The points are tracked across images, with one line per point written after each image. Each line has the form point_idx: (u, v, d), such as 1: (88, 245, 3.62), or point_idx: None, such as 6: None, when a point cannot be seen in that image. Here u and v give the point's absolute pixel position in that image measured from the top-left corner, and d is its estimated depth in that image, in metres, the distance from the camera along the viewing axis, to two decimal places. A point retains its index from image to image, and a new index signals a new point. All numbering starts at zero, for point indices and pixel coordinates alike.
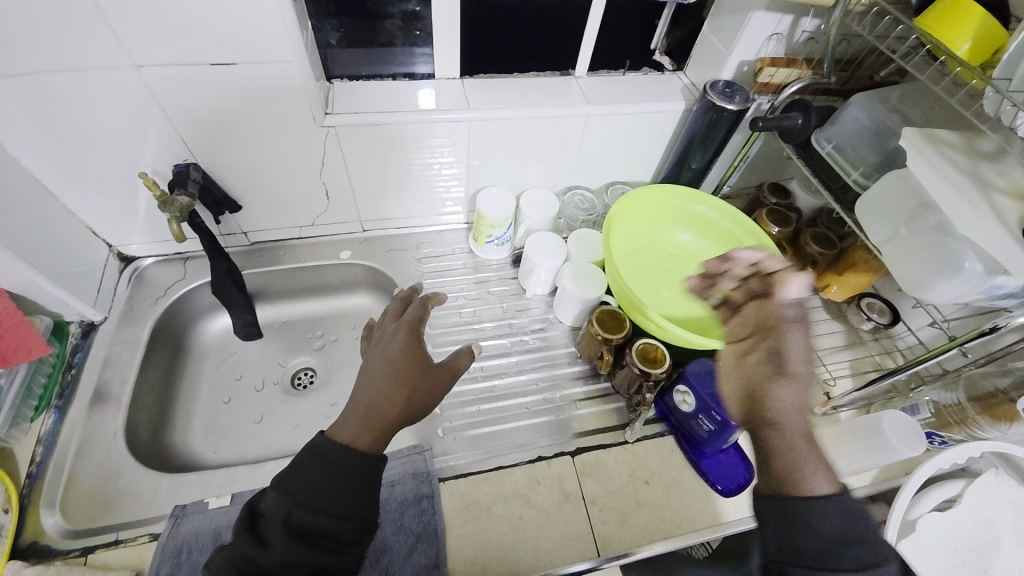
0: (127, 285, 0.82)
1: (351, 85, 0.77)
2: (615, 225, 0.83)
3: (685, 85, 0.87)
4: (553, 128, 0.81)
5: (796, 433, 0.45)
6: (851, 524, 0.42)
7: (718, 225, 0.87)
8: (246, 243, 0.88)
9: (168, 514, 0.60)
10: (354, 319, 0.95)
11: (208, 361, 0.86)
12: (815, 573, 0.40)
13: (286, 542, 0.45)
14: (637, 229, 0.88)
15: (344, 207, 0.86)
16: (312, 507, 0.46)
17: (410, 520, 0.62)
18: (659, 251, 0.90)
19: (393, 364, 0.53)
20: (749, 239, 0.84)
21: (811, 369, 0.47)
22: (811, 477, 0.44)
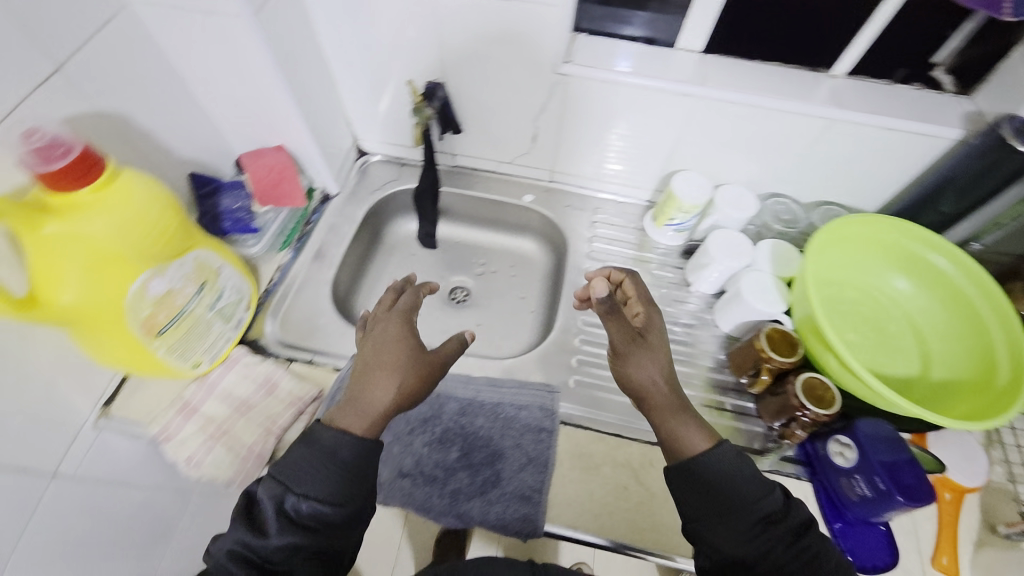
0: (357, 172, 0.98)
1: (593, 39, 0.79)
2: (822, 246, 0.76)
3: (969, 112, 0.72)
4: (784, 124, 0.75)
5: (657, 402, 0.53)
6: (733, 466, 0.48)
7: (951, 283, 0.74)
8: (450, 164, 0.99)
9: (349, 358, 0.75)
10: (514, 258, 1.02)
11: (393, 254, 1.01)
12: (721, 512, 0.47)
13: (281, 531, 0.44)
14: (844, 259, 0.79)
15: (542, 153, 0.92)
16: (311, 499, 0.46)
17: (528, 444, 0.69)
18: (858, 290, 0.79)
19: (384, 352, 0.53)
20: (990, 310, 0.70)
21: (636, 341, 0.55)
22: (686, 435, 0.51)
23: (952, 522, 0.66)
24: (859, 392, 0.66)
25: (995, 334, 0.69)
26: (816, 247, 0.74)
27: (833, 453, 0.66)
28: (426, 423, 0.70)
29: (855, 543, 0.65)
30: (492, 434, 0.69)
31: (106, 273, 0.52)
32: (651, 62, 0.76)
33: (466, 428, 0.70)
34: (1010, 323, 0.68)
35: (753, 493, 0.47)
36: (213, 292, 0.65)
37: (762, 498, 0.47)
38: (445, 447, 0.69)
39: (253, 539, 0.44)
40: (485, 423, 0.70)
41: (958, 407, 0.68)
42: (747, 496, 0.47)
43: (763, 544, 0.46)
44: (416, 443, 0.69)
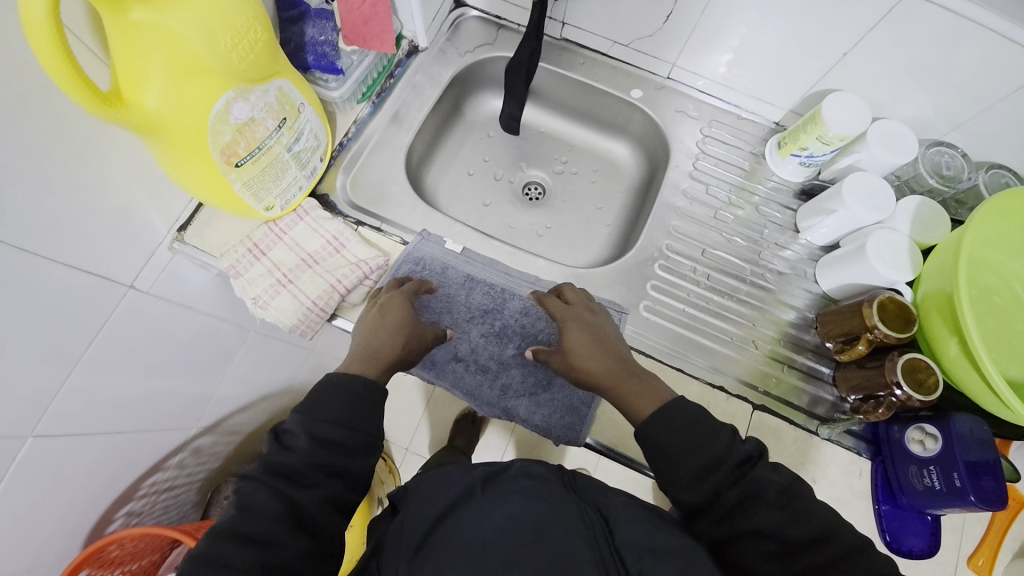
0: (450, 27, 0.86)
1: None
2: (983, 216, 0.64)
3: None
4: (1005, 50, 0.58)
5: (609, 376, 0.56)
6: (674, 418, 0.48)
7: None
8: (556, 35, 0.85)
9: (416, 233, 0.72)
10: (600, 162, 0.92)
11: (471, 132, 0.92)
12: (672, 465, 0.47)
13: (305, 451, 0.45)
14: (995, 239, 0.67)
15: (670, 41, 0.77)
16: (332, 425, 0.46)
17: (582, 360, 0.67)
18: (1004, 281, 0.67)
19: (391, 317, 0.58)
20: None
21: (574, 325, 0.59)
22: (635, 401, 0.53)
23: (1003, 528, 0.63)
24: (968, 383, 0.59)
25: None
26: (979, 214, 0.62)
27: (910, 440, 0.61)
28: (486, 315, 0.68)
29: (899, 526, 0.63)
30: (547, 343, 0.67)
31: (192, 84, 0.47)
32: None
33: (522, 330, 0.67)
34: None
35: (702, 434, 0.47)
36: (292, 133, 0.60)
37: (713, 442, 0.46)
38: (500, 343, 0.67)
39: (279, 457, 0.45)
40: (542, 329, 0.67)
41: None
42: (691, 441, 0.47)
43: (713, 486, 0.45)
44: (473, 332, 0.68)
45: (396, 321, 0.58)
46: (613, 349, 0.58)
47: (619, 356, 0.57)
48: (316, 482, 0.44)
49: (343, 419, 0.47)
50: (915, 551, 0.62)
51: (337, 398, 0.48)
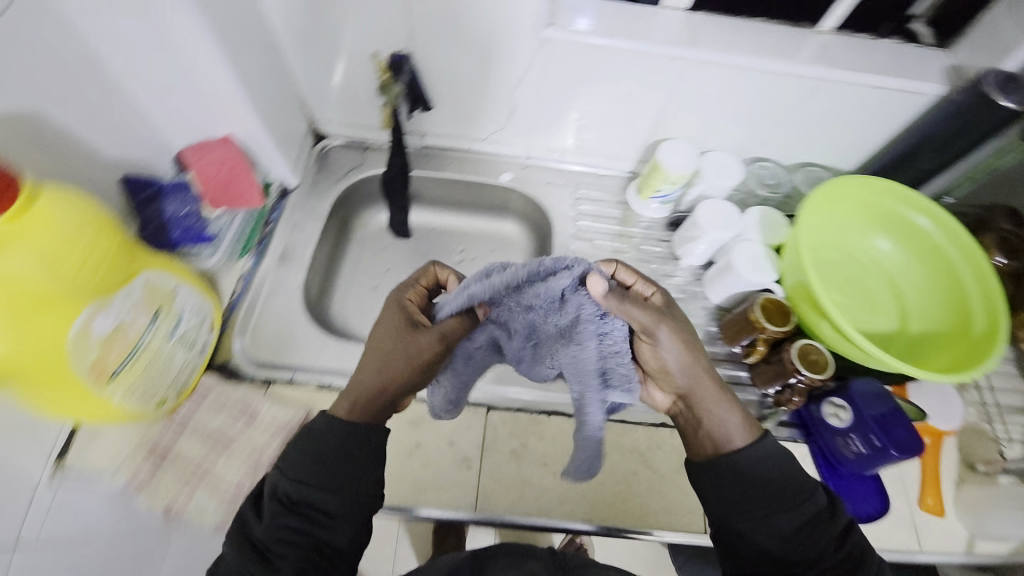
0: (316, 159, 0.89)
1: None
2: (811, 211, 0.75)
3: (946, 67, 0.71)
4: (772, 87, 0.72)
5: (702, 389, 0.53)
6: (781, 467, 0.50)
7: (929, 239, 0.75)
8: (420, 144, 0.91)
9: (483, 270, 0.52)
10: (494, 242, 0.97)
11: (364, 248, 0.94)
12: (773, 510, 0.48)
13: (277, 509, 0.47)
14: (831, 220, 0.79)
15: (521, 128, 0.86)
16: (305, 481, 0.48)
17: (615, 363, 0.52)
18: (848, 253, 0.80)
19: (393, 349, 0.52)
20: (968, 270, 0.72)
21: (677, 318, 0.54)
22: (732, 432, 0.52)
23: (934, 461, 0.70)
24: (849, 353, 0.69)
25: (972, 288, 0.72)
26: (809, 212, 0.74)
27: (828, 415, 0.68)
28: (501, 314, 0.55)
29: (850, 495, 0.68)
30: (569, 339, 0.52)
31: (43, 319, 0.45)
32: (641, 23, 0.70)
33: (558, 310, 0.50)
34: (983, 272, 0.71)
35: (795, 491, 0.49)
36: (170, 318, 0.57)
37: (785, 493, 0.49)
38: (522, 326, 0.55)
39: (251, 522, 0.47)
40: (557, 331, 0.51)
41: (937, 359, 0.71)
42: (789, 493, 0.48)
43: (804, 543, 0.47)
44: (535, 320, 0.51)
45: (389, 349, 0.52)
46: (696, 360, 0.52)
47: (701, 370, 0.52)
48: (282, 551, 0.45)
49: (320, 480, 0.48)
50: (874, 514, 0.67)
51: (307, 449, 0.49)
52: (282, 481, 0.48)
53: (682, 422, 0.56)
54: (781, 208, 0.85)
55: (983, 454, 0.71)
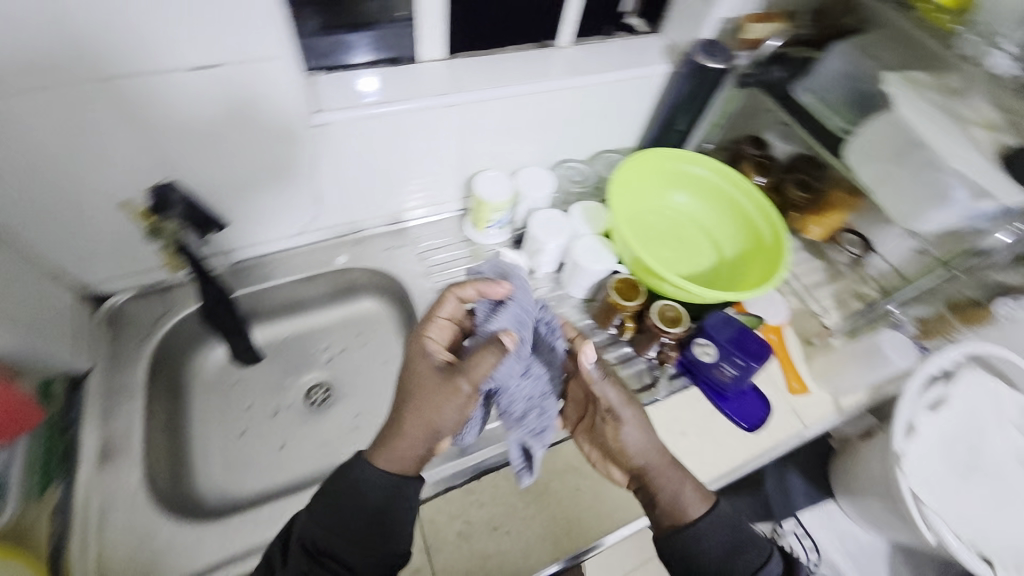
0: (104, 326, 0.74)
1: (333, 75, 0.70)
2: (615, 195, 0.85)
3: (664, 47, 0.84)
4: (542, 103, 0.80)
5: (658, 463, 0.58)
6: (733, 537, 0.53)
7: (709, 181, 0.90)
8: (231, 261, 0.82)
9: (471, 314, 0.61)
10: (358, 325, 0.92)
11: (213, 395, 0.83)
12: None
13: (299, 560, 0.49)
14: (637, 195, 0.90)
15: (334, 210, 0.81)
16: (341, 539, 0.49)
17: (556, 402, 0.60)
18: (659, 214, 0.92)
19: (421, 383, 0.53)
20: (743, 196, 0.87)
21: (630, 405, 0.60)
22: (688, 502, 0.56)
23: (784, 352, 0.84)
24: (693, 299, 0.79)
25: (752, 207, 0.87)
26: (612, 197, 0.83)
27: (699, 354, 0.76)
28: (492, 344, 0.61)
29: (743, 410, 0.78)
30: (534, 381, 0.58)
31: None
32: (406, 82, 0.71)
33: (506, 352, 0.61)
34: (752, 193, 0.86)
35: (748, 559, 0.52)
36: None
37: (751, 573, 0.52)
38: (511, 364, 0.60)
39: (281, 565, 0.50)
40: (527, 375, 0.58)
41: (753, 273, 0.84)
42: (742, 565, 0.52)
43: None
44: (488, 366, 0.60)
45: (421, 387, 0.53)
46: (650, 440, 0.59)
47: (655, 449, 0.58)
48: None
49: (351, 536, 0.50)
50: (764, 417, 0.78)
51: (342, 502, 0.51)
52: (313, 537, 0.50)
53: (642, 497, 0.60)
54: (597, 195, 0.95)
55: (812, 327, 0.88)
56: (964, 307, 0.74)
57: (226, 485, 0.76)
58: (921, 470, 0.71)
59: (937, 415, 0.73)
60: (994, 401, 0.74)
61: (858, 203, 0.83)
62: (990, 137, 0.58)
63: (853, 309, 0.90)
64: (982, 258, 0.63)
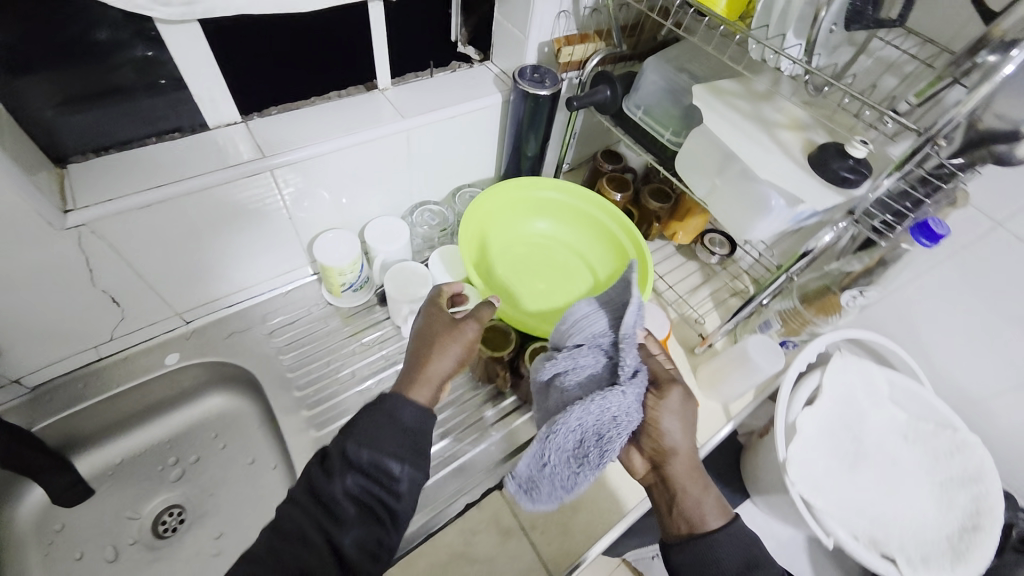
0: None
1: (102, 159, 0.59)
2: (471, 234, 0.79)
3: (496, 74, 0.82)
4: (372, 152, 0.72)
5: (689, 465, 0.52)
6: (747, 553, 0.50)
7: (566, 203, 0.87)
8: (25, 390, 0.67)
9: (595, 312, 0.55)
10: (214, 425, 0.80)
11: (30, 552, 0.68)
12: None
13: (347, 474, 0.47)
14: (496, 230, 0.85)
15: (148, 307, 0.69)
16: (374, 456, 0.47)
17: (615, 448, 0.50)
18: (524, 245, 0.87)
19: (426, 330, 0.57)
20: (601, 213, 0.85)
21: (682, 399, 0.52)
22: (710, 512, 0.51)
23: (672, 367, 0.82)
24: None
25: (612, 223, 0.85)
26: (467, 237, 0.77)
27: None
28: (593, 348, 0.53)
29: None
30: (591, 417, 0.49)
31: None
32: (196, 156, 0.62)
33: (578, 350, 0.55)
34: (610, 209, 0.84)
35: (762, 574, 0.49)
36: None
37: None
38: (593, 378, 0.52)
39: (320, 484, 0.47)
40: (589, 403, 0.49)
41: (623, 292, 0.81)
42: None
43: None
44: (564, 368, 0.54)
45: (432, 329, 0.57)
46: (689, 435, 0.52)
47: (690, 447, 0.52)
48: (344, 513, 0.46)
49: (396, 452, 0.48)
50: None
51: (390, 409, 0.50)
52: (356, 451, 0.47)
53: (658, 494, 0.55)
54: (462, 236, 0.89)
55: (693, 336, 0.87)
56: (818, 297, 0.73)
57: None
58: (808, 468, 0.70)
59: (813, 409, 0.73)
60: (861, 381, 0.76)
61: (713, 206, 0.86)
62: (796, 138, 0.58)
63: (733, 306, 0.91)
64: (811, 256, 0.62)
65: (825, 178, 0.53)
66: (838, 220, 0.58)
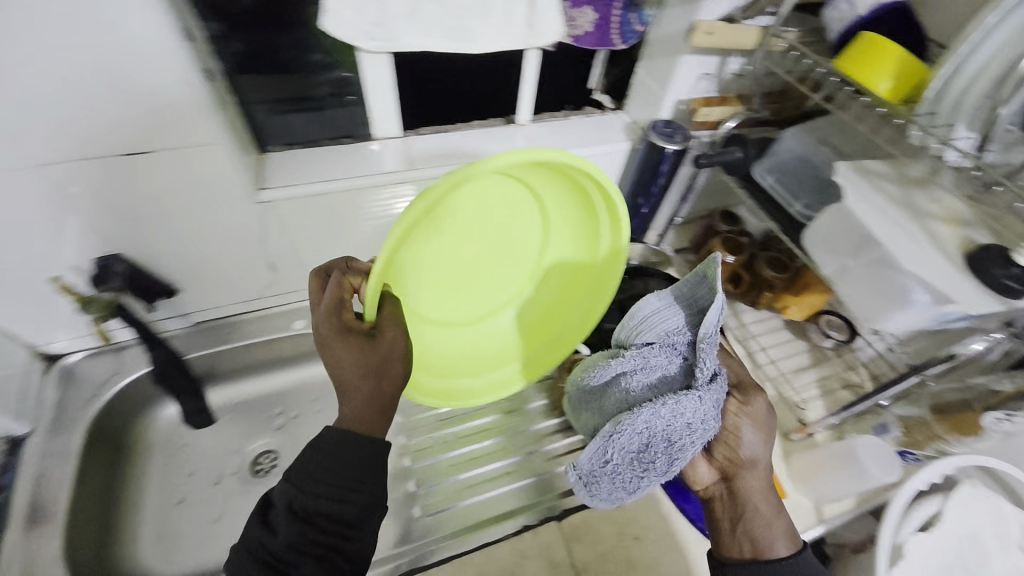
0: (55, 389, 0.75)
1: (291, 152, 0.71)
2: (431, 229, 0.51)
3: (627, 124, 0.86)
4: None
5: (762, 483, 0.50)
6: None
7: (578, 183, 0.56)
8: (188, 324, 0.82)
9: (675, 302, 0.53)
10: (317, 389, 0.90)
11: (157, 457, 0.80)
12: None
13: (289, 525, 0.43)
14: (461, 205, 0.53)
15: (292, 277, 0.81)
16: (326, 500, 0.44)
17: (687, 454, 0.49)
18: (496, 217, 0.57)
19: (349, 357, 0.47)
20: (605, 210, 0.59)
21: (766, 414, 0.51)
22: (776, 535, 0.50)
23: None
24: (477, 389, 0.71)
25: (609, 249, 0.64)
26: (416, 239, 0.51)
27: None
28: (663, 345, 0.52)
29: None
30: (662, 419, 0.47)
31: None
32: (360, 160, 0.73)
33: (653, 350, 0.53)
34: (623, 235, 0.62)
35: None
36: None
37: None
38: (666, 381, 0.51)
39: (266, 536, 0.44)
40: (660, 406, 0.47)
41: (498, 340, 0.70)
42: None
43: None
44: (636, 369, 0.53)
45: (357, 356, 0.47)
46: (768, 451, 0.51)
47: (766, 464, 0.51)
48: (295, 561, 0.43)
49: (331, 494, 0.44)
50: None
51: (337, 451, 0.45)
52: (294, 499, 0.44)
53: (719, 509, 0.53)
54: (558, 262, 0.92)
55: (791, 421, 0.81)
56: (952, 412, 0.70)
57: (155, 562, 0.72)
58: None
59: (931, 538, 0.63)
60: (995, 522, 0.64)
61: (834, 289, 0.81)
62: (954, 233, 0.53)
63: (842, 399, 0.83)
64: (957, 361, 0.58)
65: (983, 283, 0.48)
66: (991, 330, 0.56)
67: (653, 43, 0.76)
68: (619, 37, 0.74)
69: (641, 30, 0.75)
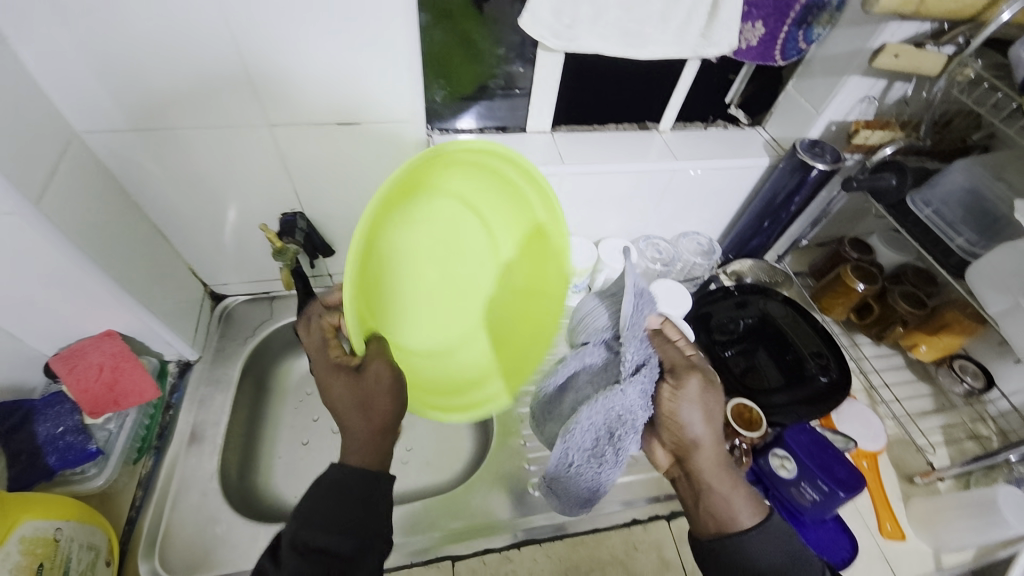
0: (218, 325, 0.84)
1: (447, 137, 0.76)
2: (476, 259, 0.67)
3: (767, 141, 0.86)
4: (637, 181, 0.82)
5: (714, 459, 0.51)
6: (783, 549, 0.47)
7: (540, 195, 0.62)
8: (330, 284, 0.90)
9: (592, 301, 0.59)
10: None
11: (288, 400, 0.87)
12: None
13: (298, 556, 0.44)
14: (448, 185, 0.59)
15: None
16: (322, 525, 0.46)
17: (629, 445, 0.52)
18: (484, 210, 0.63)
19: (355, 414, 0.52)
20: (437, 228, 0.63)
21: (707, 393, 0.52)
22: (738, 508, 0.50)
23: (880, 487, 0.75)
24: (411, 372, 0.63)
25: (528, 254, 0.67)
26: (375, 231, 0.54)
27: (776, 468, 0.70)
28: (597, 342, 0.56)
29: (816, 540, 0.70)
30: (599, 416, 0.50)
31: None
32: (515, 150, 0.78)
33: (591, 346, 0.56)
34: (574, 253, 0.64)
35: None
36: (57, 571, 0.52)
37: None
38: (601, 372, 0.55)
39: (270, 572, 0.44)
40: (595, 404, 0.50)
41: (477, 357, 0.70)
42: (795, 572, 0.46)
43: None
44: (579, 371, 0.57)
45: (358, 413, 0.52)
46: (714, 428, 0.52)
47: (715, 440, 0.52)
48: None
49: (334, 522, 0.47)
50: (849, 557, 0.68)
51: (336, 481, 0.49)
52: (298, 529, 0.46)
53: (683, 490, 0.54)
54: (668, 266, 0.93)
55: (912, 461, 0.79)
56: None
57: (284, 491, 0.77)
58: None
59: None
60: None
61: (979, 330, 0.76)
62: None
63: (968, 451, 0.79)
64: None
65: None
66: None
67: (813, 62, 0.78)
68: (781, 53, 0.74)
69: (803, 48, 0.75)
